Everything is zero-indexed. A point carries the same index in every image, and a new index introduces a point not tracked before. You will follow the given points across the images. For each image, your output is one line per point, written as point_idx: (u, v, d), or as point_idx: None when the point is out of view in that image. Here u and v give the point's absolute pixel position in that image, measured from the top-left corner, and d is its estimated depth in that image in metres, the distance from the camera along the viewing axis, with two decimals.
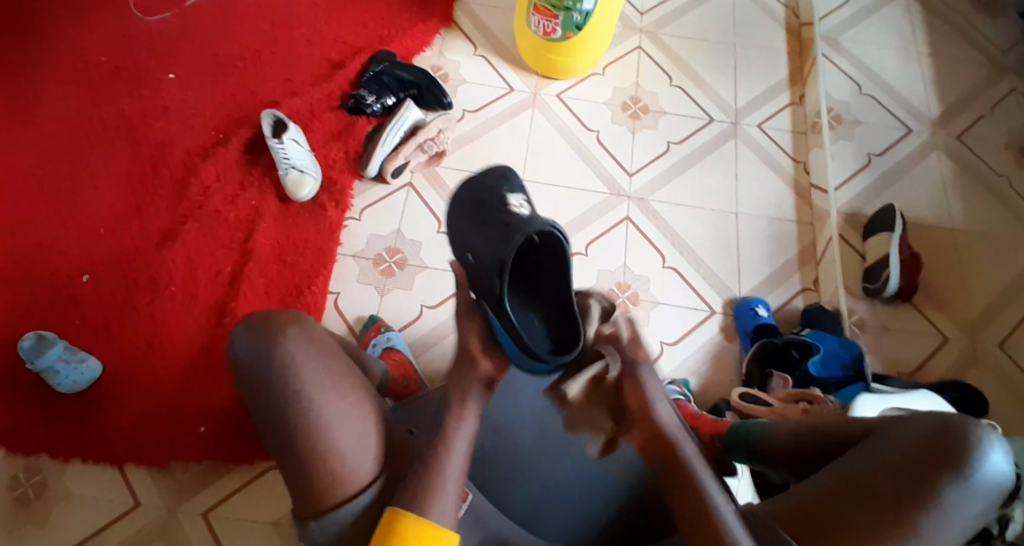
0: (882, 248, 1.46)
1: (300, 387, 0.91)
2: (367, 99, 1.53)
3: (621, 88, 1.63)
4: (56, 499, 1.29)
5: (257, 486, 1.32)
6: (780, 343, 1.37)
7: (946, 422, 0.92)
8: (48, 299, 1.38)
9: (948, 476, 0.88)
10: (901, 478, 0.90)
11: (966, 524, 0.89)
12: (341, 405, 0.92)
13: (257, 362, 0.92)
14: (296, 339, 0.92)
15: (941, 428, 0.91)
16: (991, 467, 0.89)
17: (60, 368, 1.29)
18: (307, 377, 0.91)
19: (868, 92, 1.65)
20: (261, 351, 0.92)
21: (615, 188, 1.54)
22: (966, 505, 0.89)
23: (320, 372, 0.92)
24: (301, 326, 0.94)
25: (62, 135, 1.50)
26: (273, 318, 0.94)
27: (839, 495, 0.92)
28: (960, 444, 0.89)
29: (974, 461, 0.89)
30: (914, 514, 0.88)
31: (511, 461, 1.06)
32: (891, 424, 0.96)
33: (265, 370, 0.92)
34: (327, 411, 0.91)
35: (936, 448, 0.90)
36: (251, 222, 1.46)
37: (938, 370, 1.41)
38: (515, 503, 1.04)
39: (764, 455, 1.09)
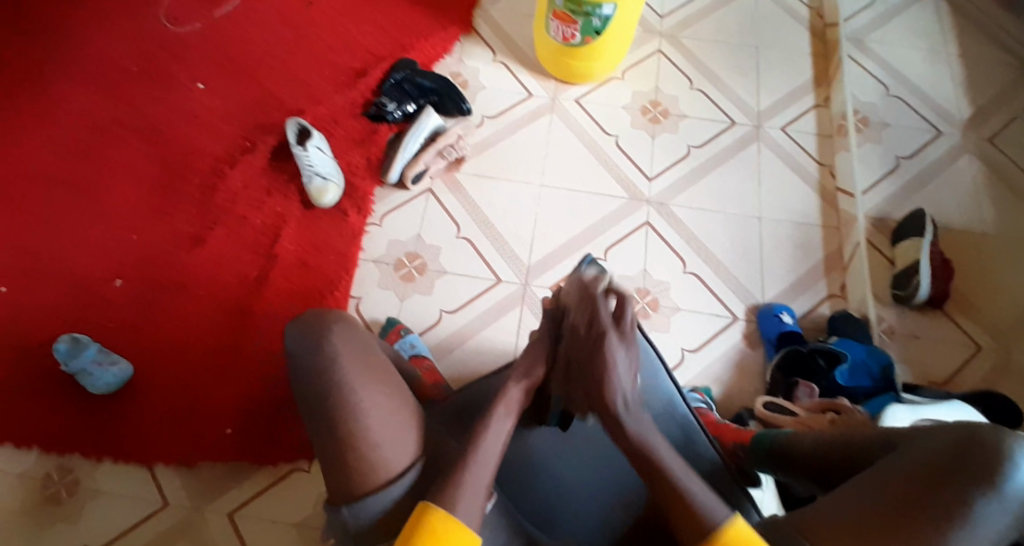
0: (913, 254, 1.42)
1: (344, 379, 0.94)
2: (388, 106, 1.55)
3: (641, 92, 1.62)
4: (89, 496, 1.34)
5: (281, 487, 1.35)
6: (805, 351, 1.35)
7: (970, 432, 0.90)
8: (82, 302, 1.43)
9: (973, 486, 0.86)
10: (927, 488, 0.87)
11: (995, 537, 0.86)
12: (378, 397, 0.94)
13: (302, 360, 0.96)
14: (337, 335, 0.97)
15: (965, 437, 0.89)
16: (1019, 476, 0.87)
17: (94, 369, 1.33)
18: (345, 371, 0.95)
19: (895, 93, 1.62)
20: (302, 349, 0.97)
21: (636, 193, 1.53)
22: (994, 517, 0.86)
23: (360, 367, 0.95)
24: (348, 324, 0.99)
25: (96, 144, 1.56)
26: (314, 320, 0.99)
27: (861, 503, 0.89)
28: (985, 454, 0.87)
29: (1002, 472, 0.87)
30: (941, 526, 0.86)
31: (523, 467, 1.08)
32: (915, 435, 0.94)
33: (313, 364, 0.95)
34: (365, 400, 0.94)
35: (960, 458, 0.88)
36: (276, 228, 1.49)
37: (971, 381, 1.37)
38: (530, 503, 1.06)
39: (786, 463, 1.08)
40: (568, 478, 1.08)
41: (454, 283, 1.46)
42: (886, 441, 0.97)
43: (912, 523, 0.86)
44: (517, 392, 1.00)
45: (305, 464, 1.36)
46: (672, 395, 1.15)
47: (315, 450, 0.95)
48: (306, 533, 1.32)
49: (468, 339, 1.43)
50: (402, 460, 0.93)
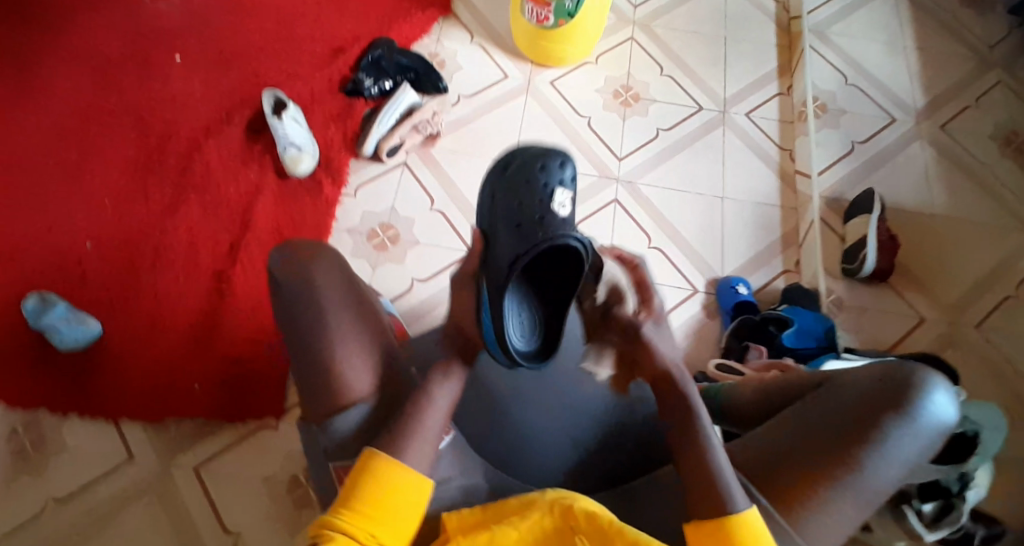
0: (862, 230, 1.48)
1: (315, 306, 0.98)
2: (365, 82, 1.59)
3: (614, 77, 1.68)
4: (55, 451, 1.35)
5: (247, 445, 1.37)
6: (758, 319, 1.40)
7: (890, 367, 0.94)
8: (59, 263, 1.46)
9: (891, 416, 0.90)
10: (844, 420, 0.92)
11: (909, 465, 0.91)
12: (358, 330, 0.99)
13: (284, 285, 1.00)
14: (324, 270, 1.00)
15: (885, 373, 0.93)
16: (934, 407, 0.91)
17: (62, 327, 1.34)
18: (320, 291, 0.99)
19: (853, 82, 1.68)
20: (286, 276, 1.00)
21: (605, 171, 1.58)
22: (909, 444, 0.91)
23: (343, 301, 0.99)
24: (323, 256, 1.02)
25: (76, 114, 1.59)
26: (303, 252, 1.02)
27: (784, 438, 0.94)
28: (904, 386, 0.91)
29: (918, 401, 0.91)
30: (860, 452, 0.90)
31: (483, 409, 1.09)
32: (841, 374, 0.98)
33: (289, 291, 0.99)
34: (346, 329, 0.98)
35: (880, 389, 0.92)
36: (251, 197, 1.52)
37: (915, 348, 1.42)
38: (492, 449, 1.07)
39: (726, 414, 1.10)
40: (527, 425, 1.08)
41: (425, 252, 1.50)
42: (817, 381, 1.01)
43: (830, 452, 0.91)
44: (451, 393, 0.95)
45: (273, 423, 1.38)
46: None
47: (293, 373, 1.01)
48: (270, 490, 1.34)
49: (437, 306, 1.46)
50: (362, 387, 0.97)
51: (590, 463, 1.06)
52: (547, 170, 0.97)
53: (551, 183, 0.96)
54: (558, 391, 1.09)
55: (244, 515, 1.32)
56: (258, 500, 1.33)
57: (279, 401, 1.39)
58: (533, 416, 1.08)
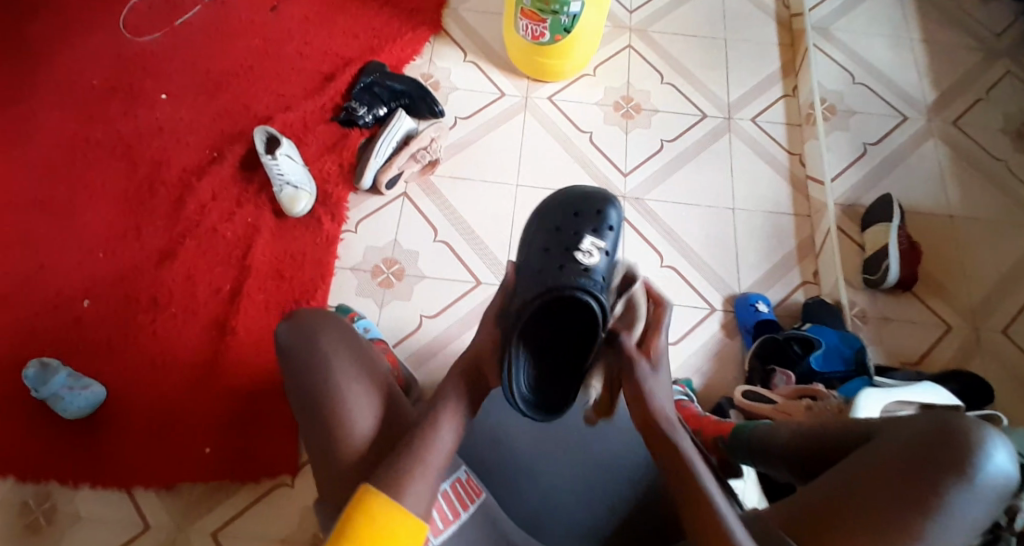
0: (881, 239, 1.46)
1: (328, 373, 0.98)
2: (359, 110, 1.53)
3: (612, 88, 1.62)
4: (68, 522, 1.30)
5: (264, 504, 1.33)
6: (781, 339, 1.36)
7: (945, 426, 0.91)
8: (51, 322, 1.39)
9: (950, 481, 0.88)
10: (901, 485, 0.89)
11: (968, 528, 0.89)
12: (369, 398, 0.99)
13: (296, 355, 1.00)
14: (331, 338, 1.01)
15: (940, 433, 0.90)
16: (994, 468, 0.88)
17: (65, 394, 1.30)
18: (330, 358, 0.99)
19: (861, 80, 1.64)
20: (297, 346, 1.00)
21: (611, 189, 1.53)
22: (968, 509, 0.88)
23: (354, 370, 0.99)
24: (333, 325, 1.03)
25: (57, 160, 1.51)
26: (311, 319, 1.03)
27: (838, 502, 0.91)
28: (962, 449, 0.89)
29: (976, 464, 0.88)
30: (919, 520, 0.87)
31: (507, 472, 1.10)
32: (891, 427, 0.94)
33: (301, 360, 1.00)
34: (359, 399, 0.98)
35: (936, 451, 0.89)
36: (249, 239, 1.46)
37: (940, 360, 1.41)
38: (522, 507, 1.07)
39: (764, 455, 1.08)
40: (558, 482, 1.08)
41: (433, 287, 1.45)
42: (863, 432, 0.97)
43: (889, 520, 0.88)
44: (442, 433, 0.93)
45: (289, 480, 1.34)
46: None
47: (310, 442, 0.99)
48: None
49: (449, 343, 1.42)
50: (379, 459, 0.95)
51: (629, 521, 1.04)
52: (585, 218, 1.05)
53: (584, 231, 1.04)
54: (580, 448, 1.11)
55: None
56: None
57: (292, 456, 1.34)
58: (563, 471, 1.09)
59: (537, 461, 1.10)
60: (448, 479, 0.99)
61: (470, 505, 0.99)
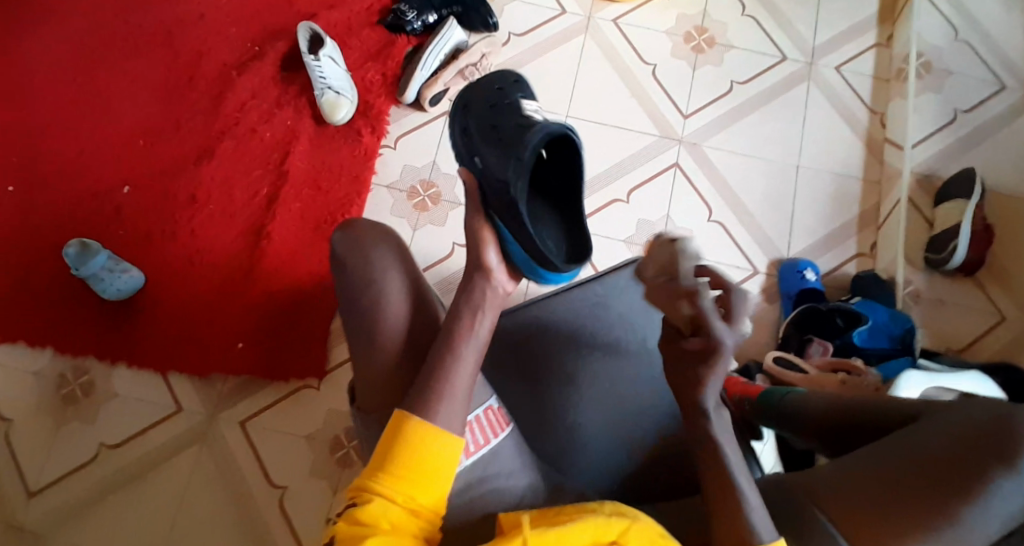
0: (953, 217, 1.34)
1: (375, 281, 0.97)
2: (407, 15, 1.44)
3: (686, 16, 1.50)
4: (103, 398, 1.34)
5: (289, 402, 1.34)
6: (824, 309, 1.30)
7: (996, 412, 0.84)
8: (88, 205, 1.39)
9: (997, 467, 0.81)
10: (942, 465, 0.82)
11: (1014, 519, 0.81)
12: (405, 328, 0.96)
13: (344, 256, 0.98)
14: (382, 250, 0.99)
15: (990, 416, 0.84)
16: None
17: (105, 276, 1.29)
18: (378, 266, 0.98)
19: (964, 37, 1.47)
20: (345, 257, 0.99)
21: (667, 130, 1.44)
22: (1015, 498, 0.81)
23: (399, 284, 0.97)
24: (387, 237, 1.00)
25: (100, 37, 1.47)
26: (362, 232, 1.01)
27: (871, 472, 0.84)
28: (1013, 433, 0.82)
29: None
30: (960, 503, 0.80)
31: (525, 403, 1.03)
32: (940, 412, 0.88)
33: (346, 265, 0.98)
34: (390, 318, 0.96)
35: (986, 435, 0.82)
36: (287, 142, 1.43)
37: (989, 352, 1.33)
38: (541, 442, 1.01)
39: (796, 425, 1.02)
40: (581, 424, 1.01)
41: None
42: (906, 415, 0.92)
43: (926, 499, 0.81)
44: (473, 353, 0.90)
45: (314, 383, 1.35)
46: None
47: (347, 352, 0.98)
48: (313, 446, 1.32)
49: None
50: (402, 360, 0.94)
51: (649, 470, 1.00)
52: (520, 84, 1.02)
53: (521, 95, 1.00)
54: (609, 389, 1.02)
55: (288, 469, 1.31)
56: (302, 455, 1.32)
57: (321, 360, 1.35)
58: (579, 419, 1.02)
59: (557, 401, 1.02)
60: (479, 407, 0.96)
61: (500, 434, 0.95)
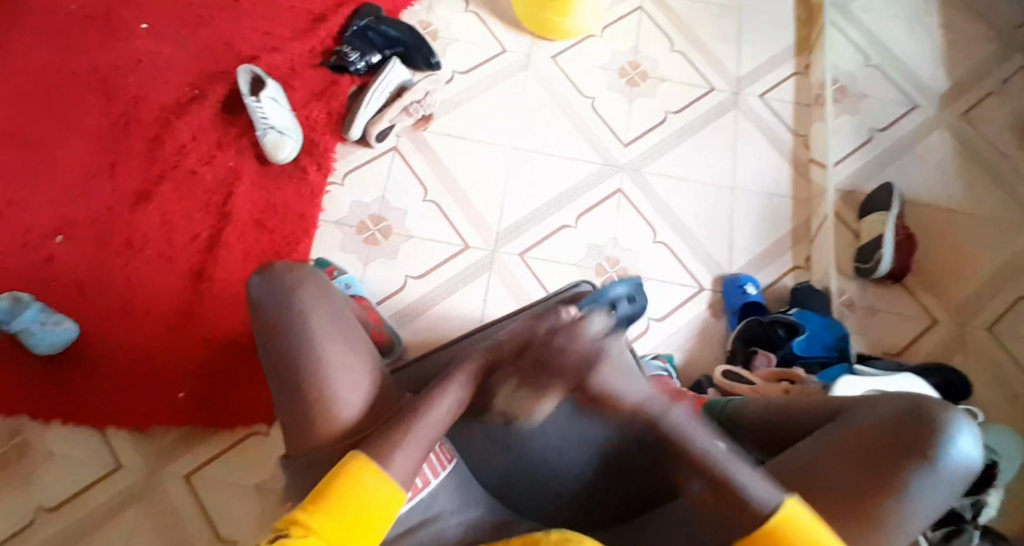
0: (877, 229, 1.43)
1: (309, 334, 0.95)
2: (350, 56, 1.48)
3: (619, 51, 1.57)
4: (35, 459, 1.25)
5: (236, 452, 1.29)
6: (765, 321, 1.35)
7: (912, 403, 0.89)
8: (21, 255, 1.34)
9: (915, 463, 0.85)
10: (866, 459, 0.86)
11: (937, 508, 0.86)
12: (354, 376, 0.96)
13: (270, 304, 0.97)
14: (307, 293, 0.97)
15: (908, 409, 0.88)
16: (958, 452, 0.85)
17: (35, 330, 1.24)
18: (311, 321, 0.96)
19: (874, 63, 1.60)
20: (291, 328, 0.96)
21: (609, 158, 1.49)
22: (935, 490, 0.85)
23: (333, 329, 0.96)
24: (315, 282, 0.99)
25: (31, 85, 1.44)
26: (303, 297, 0.97)
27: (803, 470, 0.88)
28: (929, 427, 0.86)
29: (942, 445, 0.85)
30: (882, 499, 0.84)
31: (474, 434, 1.02)
32: (858, 404, 0.93)
33: (278, 316, 0.96)
34: (332, 364, 0.95)
35: (906, 426, 0.86)
36: (230, 184, 1.41)
37: (923, 354, 1.39)
38: (490, 469, 1.03)
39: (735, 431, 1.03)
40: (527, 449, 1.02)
41: (418, 247, 1.41)
42: (833, 409, 0.96)
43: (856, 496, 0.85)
44: (447, 401, 0.91)
45: (263, 429, 1.30)
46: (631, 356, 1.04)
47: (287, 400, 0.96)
48: (265, 497, 1.27)
49: (432, 305, 1.38)
50: (352, 401, 0.95)
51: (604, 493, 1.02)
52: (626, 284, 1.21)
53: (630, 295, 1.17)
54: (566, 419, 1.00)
55: (240, 523, 1.25)
56: (254, 507, 1.26)
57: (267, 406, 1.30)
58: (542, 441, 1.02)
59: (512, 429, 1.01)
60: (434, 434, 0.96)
61: (441, 472, 0.98)
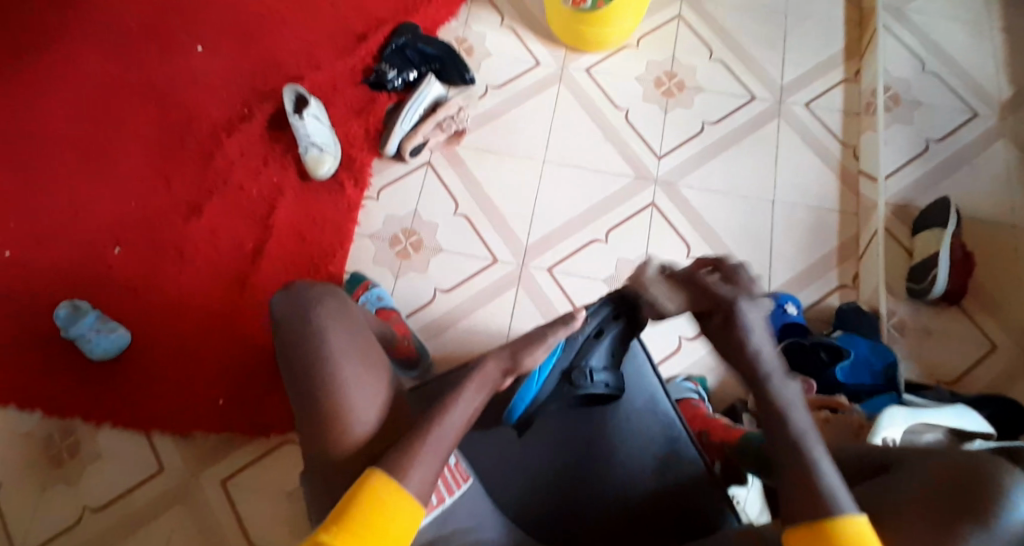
0: (931, 249, 1.34)
1: (328, 351, 0.98)
2: (389, 74, 1.51)
3: (656, 62, 1.55)
4: (90, 459, 1.34)
5: (272, 457, 1.35)
6: (807, 343, 1.28)
7: (973, 464, 0.83)
8: (81, 267, 1.43)
9: (972, 527, 0.80)
10: (918, 524, 0.82)
11: None
12: (373, 396, 0.98)
13: (293, 320, 1.01)
14: (327, 312, 1.02)
15: (968, 470, 0.83)
16: (1021, 517, 0.80)
17: (93, 336, 1.33)
18: (331, 340, 0.99)
19: (933, 69, 1.51)
20: (309, 340, 0.99)
21: (643, 171, 1.47)
22: None
23: (349, 346, 0.99)
24: (338, 302, 1.04)
25: (95, 106, 1.54)
26: (321, 313, 1.01)
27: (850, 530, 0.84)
28: (989, 491, 0.81)
29: (1003, 510, 0.80)
30: None
31: (487, 461, 1.03)
32: (912, 460, 0.89)
33: (299, 333, 1.00)
34: (349, 378, 0.97)
35: (964, 489, 0.82)
36: (272, 199, 1.47)
37: (980, 384, 1.30)
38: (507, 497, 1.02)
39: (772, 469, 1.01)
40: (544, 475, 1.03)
41: (449, 260, 1.43)
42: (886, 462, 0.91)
43: None
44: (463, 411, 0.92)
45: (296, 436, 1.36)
46: (654, 391, 1.08)
47: (303, 415, 0.97)
48: (295, 504, 1.32)
49: (460, 319, 1.39)
50: (369, 416, 0.97)
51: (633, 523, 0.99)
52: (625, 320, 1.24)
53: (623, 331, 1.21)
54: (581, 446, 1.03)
55: (271, 527, 1.31)
56: (284, 512, 1.32)
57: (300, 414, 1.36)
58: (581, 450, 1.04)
59: (531, 460, 1.03)
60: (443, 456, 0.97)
61: (455, 492, 0.96)
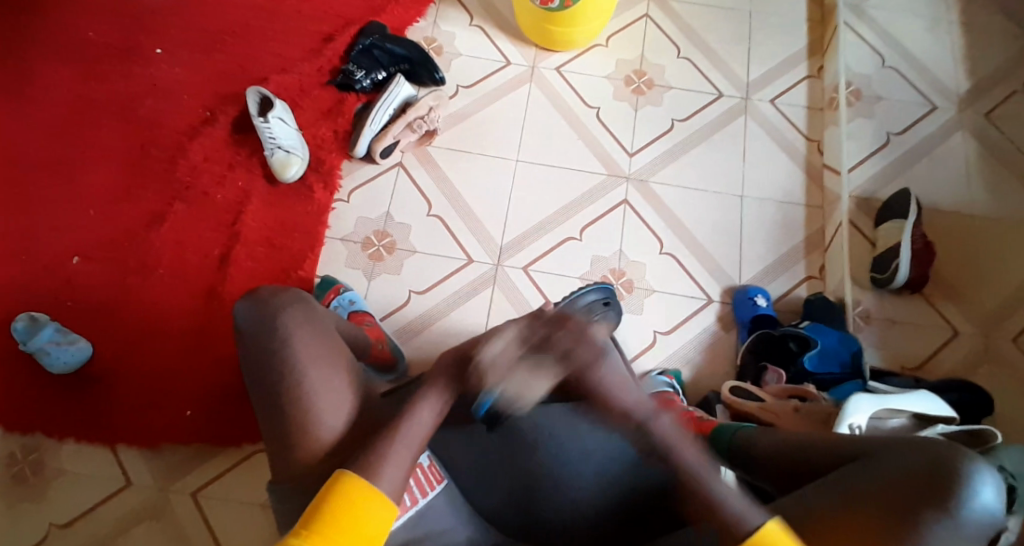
0: (894, 236, 1.38)
1: (297, 359, 0.96)
2: (356, 74, 1.49)
3: (625, 60, 1.56)
4: (55, 475, 1.30)
5: (245, 468, 1.32)
6: (776, 334, 1.32)
7: (935, 454, 0.86)
8: (40, 278, 1.38)
9: (931, 515, 0.83)
10: (881, 514, 0.84)
11: None
12: (345, 402, 0.97)
13: (257, 328, 0.99)
14: (294, 318, 0.99)
15: (929, 461, 0.85)
16: (979, 504, 0.83)
17: (52, 349, 1.28)
18: (299, 347, 0.97)
19: (892, 64, 1.56)
20: (278, 349, 0.97)
21: (614, 169, 1.48)
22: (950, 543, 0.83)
23: (318, 352, 0.98)
24: (302, 306, 1.02)
25: (51, 112, 1.49)
26: (290, 320, 0.99)
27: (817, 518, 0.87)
28: (947, 481, 0.84)
29: (960, 498, 0.83)
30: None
31: (469, 467, 1.05)
32: (881, 448, 0.90)
33: (265, 340, 0.98)
34: (319, 386, 0.96)
35: (924, 479, 0.84)
36: (239, 204, 1.44)
37: (943, 369, 1.33)
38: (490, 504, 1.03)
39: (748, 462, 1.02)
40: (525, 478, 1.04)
41: (424, 261, 1.42)
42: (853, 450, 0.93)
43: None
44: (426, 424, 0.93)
45: None
46: None
47: (274, 424, 0.96)
48: (270, 515, 1.29)
49: (436, 321, 1.38)
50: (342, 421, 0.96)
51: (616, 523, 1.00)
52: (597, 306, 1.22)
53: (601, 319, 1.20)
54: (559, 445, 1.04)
55: (245, 540, 1.28)
56: (259, 525, 1.29)
57: None
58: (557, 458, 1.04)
59: (511, 462, 1.05)
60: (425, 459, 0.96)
61: (428, 494, 0.97)
